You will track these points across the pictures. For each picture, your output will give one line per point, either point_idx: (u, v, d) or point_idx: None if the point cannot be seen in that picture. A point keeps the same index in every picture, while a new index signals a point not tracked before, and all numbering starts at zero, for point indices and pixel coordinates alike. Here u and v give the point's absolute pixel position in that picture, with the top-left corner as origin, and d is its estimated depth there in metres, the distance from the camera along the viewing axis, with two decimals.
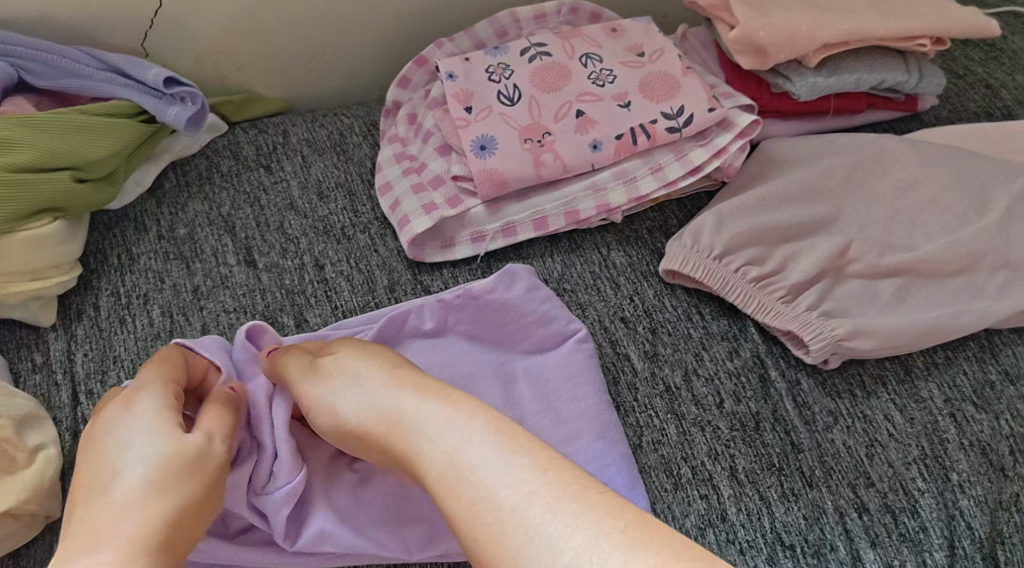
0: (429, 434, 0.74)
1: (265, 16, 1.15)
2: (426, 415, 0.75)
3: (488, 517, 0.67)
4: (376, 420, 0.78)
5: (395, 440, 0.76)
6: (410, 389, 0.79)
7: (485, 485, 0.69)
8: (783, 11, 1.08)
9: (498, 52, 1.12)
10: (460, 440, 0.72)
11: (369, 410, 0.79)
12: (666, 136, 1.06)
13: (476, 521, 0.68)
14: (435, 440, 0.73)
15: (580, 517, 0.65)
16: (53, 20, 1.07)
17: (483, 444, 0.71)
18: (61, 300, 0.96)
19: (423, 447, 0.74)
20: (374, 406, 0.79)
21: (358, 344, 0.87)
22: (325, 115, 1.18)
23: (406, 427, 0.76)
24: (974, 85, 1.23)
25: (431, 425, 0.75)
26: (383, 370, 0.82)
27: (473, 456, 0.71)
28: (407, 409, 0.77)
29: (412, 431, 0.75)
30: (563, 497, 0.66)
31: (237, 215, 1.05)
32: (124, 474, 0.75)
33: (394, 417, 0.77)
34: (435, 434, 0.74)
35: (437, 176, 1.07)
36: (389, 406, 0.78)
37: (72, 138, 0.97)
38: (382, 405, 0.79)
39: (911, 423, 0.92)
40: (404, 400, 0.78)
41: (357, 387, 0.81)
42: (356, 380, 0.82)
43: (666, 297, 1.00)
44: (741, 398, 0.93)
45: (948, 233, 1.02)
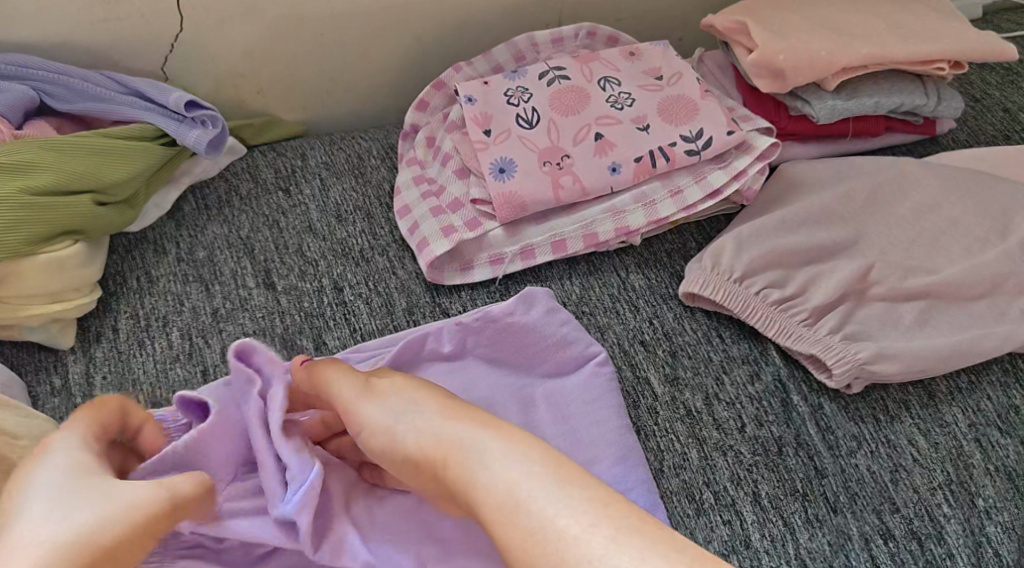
0: (487, 462, 0.73)
1: (286, 38, 1.16)
2: (485, 443, 0.75)
3: (550, 544, 0.68)
4: (434, 444, 0.77)
5: (452, 465, 0.75)
6: (468, 417, 0.78)
7: (546, 516, 0.69)
8: (801, 35, 1.08)
9: (517, 75, 1.12)
10: (514, 467, 0.72)
11: (429, 434, 0.78)
12: (685, 159, 1.06)
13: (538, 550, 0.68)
14: (492, 470, 0.73)
15: (644, 563, 0.66)
16: (76, 44, 1.07)
17: (541, 474, 0.72)
18: (80, 323, 0.96)
19: (478, 474, 0.73)
20: (434, 431, 0.78)
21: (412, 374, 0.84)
22: (343, 138, 1.18)
23: (465, 453, 0.75)
24: (991, 109, 1.23)
25: (491, 454, 0.74)
26: (443, 399, 0.80)
27: (531, 488, 0.71)
28: (463, 436, 0.76)
29: (471, 458, 0.74)
30: (626, 533, 0.68)
31: (255, 237, 1.05)
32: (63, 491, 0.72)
33: (452, 442, 0.76)
34: (495, 463, 0.73)
35: (456, 199, 1.06)
36: (447, 432, 0.77)
37: (93, 162, 0.97)
38: (438, 432, 0.77)
39: (935, 448, 0.91)
40: (465, 427, 0.77)
41: (413, 411, 0.80)
42: (415, 405, 0.80)
43: (686, 320, 1.00)
44: (764, 423, 0.92)
45: (971, 256, 1.01)
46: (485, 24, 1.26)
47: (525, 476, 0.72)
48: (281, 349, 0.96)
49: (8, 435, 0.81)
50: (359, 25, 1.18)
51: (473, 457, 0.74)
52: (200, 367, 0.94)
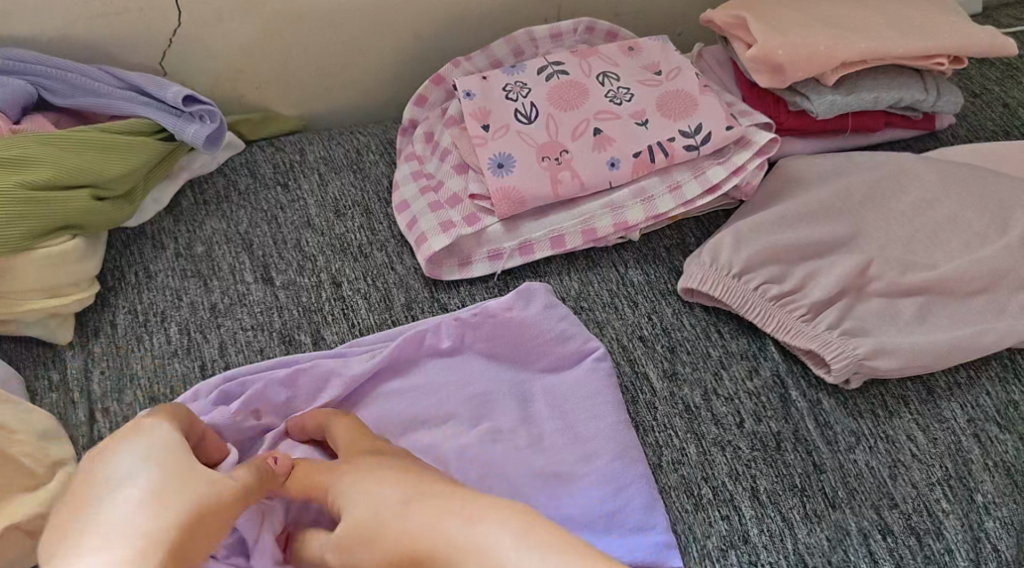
0: (489, 556, 0.69)
1: (284, 33, 1.16)
2: (458, 530, 0.71)
3: None
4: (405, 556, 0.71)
5: (435, 565, 0.70)
6: (430, 500, 0.73)
7: None
8: (800, 30, 1.08)
9: (516, 71, 1.12)
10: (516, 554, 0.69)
11: (394, 545, 0.72)
12: (684, 154, 1.06)
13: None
14: (495, 565, 0.69)
15: None
16: (74, 38, 1.07)
17: (533, 556, 0.69)
18: (78, 318, 0.96)
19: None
20: (401, 537, 0.72)
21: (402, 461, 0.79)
22: (341, 133, 1.18)
23: (443, 552, 0.70)
24: (991, 104, 1.23)
25: (492, 547, 0.69)
26: (398, 492, 0.74)
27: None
28: (457, 535, 0.70)
29: (471, 556, 0.69)
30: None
31: (254, 232, 1.05)
32: (124, 489, 0.72)
33: (426, 543, 0.71)
34: (481, 551, 0.70)
35: (455, 194, 1.06)
36: (441, 531, 0.71)
37: (91, 156, 0.97)
38: (429, 531, 0.71)
39: (934, 443, 0.91)
40: (432, 521, 0.72)
41: (406, 509, 0.73)
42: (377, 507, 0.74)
43: (685, 315, 1.00)
44: (762, 418, 0.92)
45: (970, 251, 1.01)
46: (483, 19, 1.25)
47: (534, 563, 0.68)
48: (280, 345, 0.96)
49: (4, 431, 0.81)
50: (358, 20, 1.18)
51: (472, 550, 0.70)
52: (198, 362, 0.94)
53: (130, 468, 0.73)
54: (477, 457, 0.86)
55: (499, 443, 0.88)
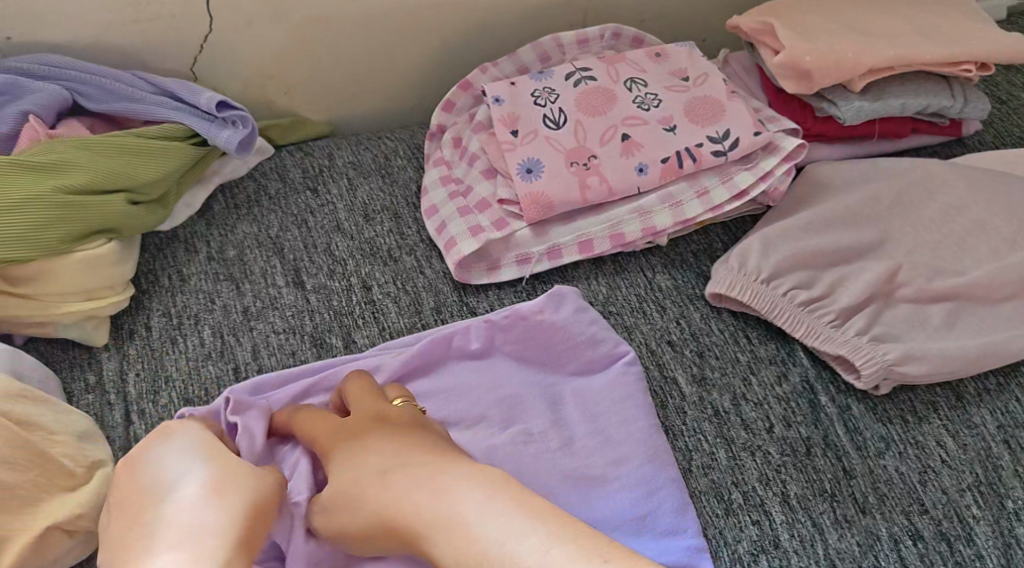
0: (452, 524, 0.69)
1: (313, 39, 1.17)
2: (430, 503, 0.71)
3: None
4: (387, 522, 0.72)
5: (412, 534, 0.71)
6: (412, 472, 0.73)
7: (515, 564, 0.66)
8: (827, 36, 1.09)
9: (544, 76, 1.12)
10: (480, 521, 0.68)
11: (377, 510, 0.73)
12: (711, 159, 1.06)
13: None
14: (455, 531, 0.69)
15: None
16: (107, 44, 1.09)
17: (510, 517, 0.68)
18: (114, 321, 0.97)
19: (447, 544, 0.69)
20: (382, 504, 0.73)
21: (395, 427, 0.80)
22: (369, 138, 1.19)
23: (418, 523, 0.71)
24: (1017, 110, 1.23)
25: (457, 515, 0.69)
26: (387, 462, 0.75)
27: (496, 539, 0.67)
28: (427, 507, 0.71)
29: (436, 526, 0.70)
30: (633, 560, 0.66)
31: (285, 236, 1.06)
32: (179, 494, 0.75)
33: (404, 511, 0.72)
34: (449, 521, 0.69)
35: (483, 199, 1.07)
36: (414, 500, 0.71)
37: (126, 161, 0.98)
38: (404, 498, 0.72)
39: (964, 449, 0.91)
40: (409, 492, 0.72)
41: (390, 477, 0.74)
42: (367, 473, 0.75)
43: (713, 320, 1.00)
44: (792, 423, 0.92)
45: (998, 257, 1.01)
46: (510, 25, 1.26)
47: (497, 530, 0.67)
48: (311, 348, 0.97)
49: (45, 431, 0.82)
50: (386, 26, 1.19)
51: (439, 516, 0.70)
52: (231, 365, 0.95)
53: (177, 470, 0.77)
54: (508, 458, 0.87)
55: (529, 445, 0.88)
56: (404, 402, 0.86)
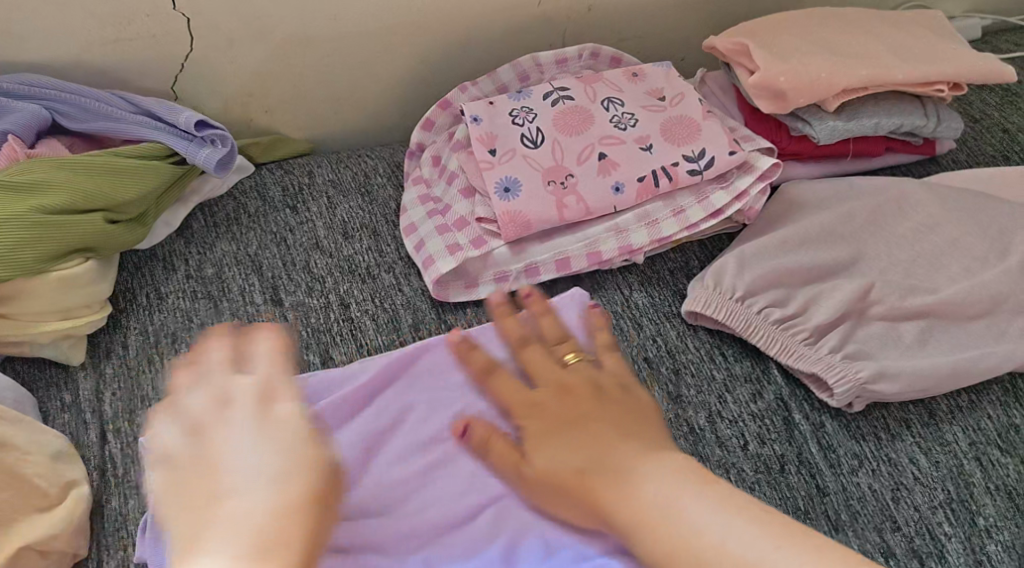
0: (644, 485, 0.71)
1: (295, 59, 1.19)
2: (646, 473, 0.72)
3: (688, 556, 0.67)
4: (582, 470, 0.73)
5: (597, 487, 0.72)
6: (637, 440, 0.75)
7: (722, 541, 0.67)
8: (800, 56, 1.10)
9: (522, 95, 1.12)
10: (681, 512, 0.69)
11: (575, 458, 0.74)
12: (687, 179, 1.07)
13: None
14: (643, 492, 0.70)
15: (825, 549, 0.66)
16: (88, 64, 1.10)
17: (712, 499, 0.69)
18: (90, 339, 0.97)
19: (664, 521, 0.69)
20: (587, 458, 0.73)
21: (602, 395, 0.78)
22: (350, 157, 1.21)
23: (620, 477, 0.72)
24: (990, 129, 1.25)
25: (651, 488, 0.71)
26: (616, 424, 0.76)
27: (710, 520, 0.68)
28: (648, 472, 0.72)
29: (643, 492, 0.71)
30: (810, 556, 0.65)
31: (264, 254, 1.07)
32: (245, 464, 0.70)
33: (610, 468, 0.72)
34: (659, 486, 0.70)
35: (462, 218, 1.07)
36: (629, 460, 0.73)
37: (104, 180, 0.98)
38: (630, 462, 0.73)
39: (936, 467, 0.91)
40: (629, 454, 0.73)
41: (599, 441, 0.74)
42: (573, 428, 0.76)
43: (689, 338, 1.01)
44: (766, 440, 0.93)
45: (970, 275, 1.02)
46: (491, 44, 1.28)
47: (725, 530, 0.67)
48: None
49: (19, 450, 0.82)
50: (366, 45, 1.21)
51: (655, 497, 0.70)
52: None
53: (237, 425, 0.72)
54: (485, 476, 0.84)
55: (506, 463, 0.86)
56: (577, 356, 0.84)
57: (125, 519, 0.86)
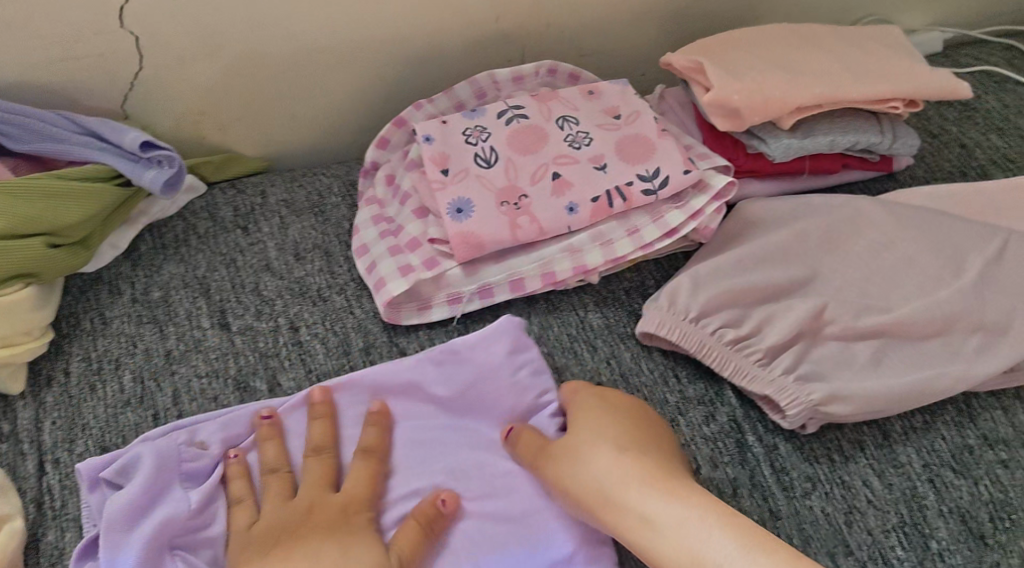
0: (655, 521, 0.82)
1: (249, 77, 1.17)
2: (659, 508, 0.82)
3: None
4: (599, 494, 0.85)
5: (613, 511, 0.83)
6: (643, 467, 0.85)
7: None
8: (755, 74, 1.09)
9: (476, 114, 1.11)
10: (696, 543, 0.79)
11: (602, 481, 0.85)
12: (641, 198, 1.06)
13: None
14: (658, 529, 0.81)
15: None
16: (33, 83, 1.08)
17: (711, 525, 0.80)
18: (31, 367, 0.95)
19: (666, 538, 0.80)
20: (603, 485, 0.85)
21: (623, 413, 0.90)
22: (305, 175, 1.19)
23: (617, 500, 0.84)
24: (948, 144, 1.25)
25: (664, 523, 0.81)
26: (622, 445, 0.87)
27: (714, 550, 0.78)
28: (657, 507, 0.82)
29: (658, 519, 0.81)
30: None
31: (213, 277, 1.05)
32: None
33: (615, 495, 0.84)
34: (671, 523, 0.81)
35: (414, 238, 1.06)
36: (645, 496, 0.83)
37: (45, 204, 0.96)
38: (640, 492, 0.83)
39: (889, 489, 0.91)
40: (641, 483, 0.84)
41: (618, 470, 0.85)
42: (596, 451, 0.87)
43: (643, 360, 1.00)
44: (719, 464, 0.92)
45: (925, 293, 1.01)
46: (449, 60, 1.26)
47: (734, 559, 0.77)
48: (234, 392, 0.95)
49: None
50: (321, 63, 1.19)
51: (671, 530, 0.80)
52: (152, 411, 0.93)
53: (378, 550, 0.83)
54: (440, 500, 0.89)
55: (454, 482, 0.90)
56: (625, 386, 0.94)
57: (62, 553, 0.85)
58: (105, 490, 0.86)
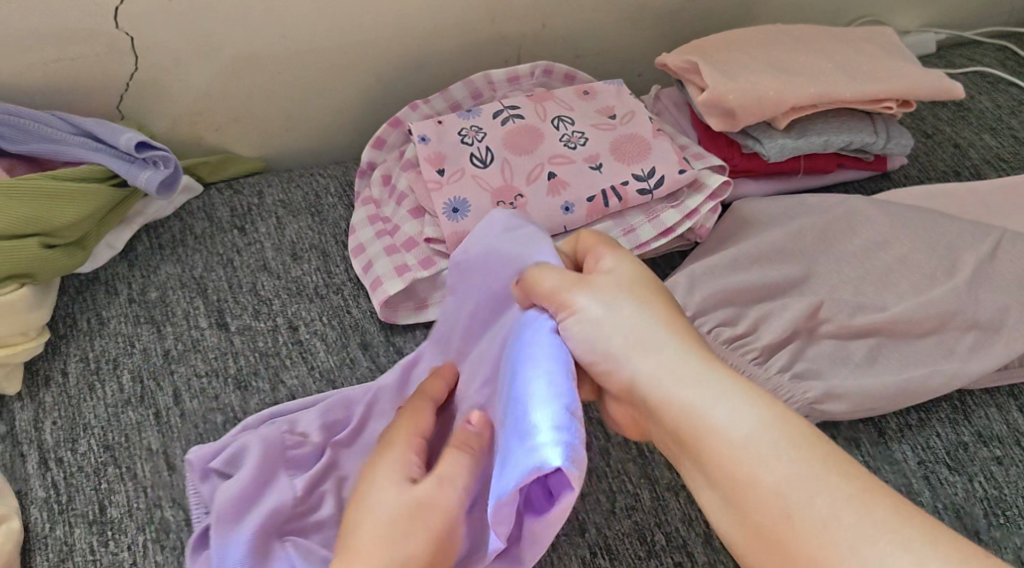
0: (708, 408, 0.69)
1: (245, 78, 1.17)
2: (716, 402, 0.70)
3: (741, 466, 0.67)
4: (635, 346, 0.73)
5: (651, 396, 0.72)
6: (695, 348, 0.73)
7: (778, 476, 0.66)
8: (750, 75, 1.10)
9: (471, 115, 1.12)
10: (716, 412, 0.69)
11: (631, 338, 0.73)
12: (637, 198, 1.06)
13: (713, 464, 0.68)
14: (713, 418, 0.69)
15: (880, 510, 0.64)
16: (28, 85, 1.08)
17: (772, 433, 0.68)
18: (28, 367, 0.95)
19: (714, 440, 0.68)
20: (638, 338, 0.73)
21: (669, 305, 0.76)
22: (302, 175, 1.19)
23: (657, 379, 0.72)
24: (942, 144, 1.26)
25: (715, 415, 0.69)
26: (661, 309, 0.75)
27: (763, 453, 0.67)
28: (713, 393, 0.70)
29: (704, 412, 0.69)
30: (875, 511, 0.64)
31: (210, 277, 1.04)
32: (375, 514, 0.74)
33: (655, 356, 0.73)
34: (726, 415, 0.69)
35: (410, 238, 1.06)
36: (689, 367, 0.72)
37: (40, 205, 0.96)
38: (686, 365, 0.72)
39: (885, 486, 0.91)
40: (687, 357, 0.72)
41: (650, 345, 0.73)
42: (616, 303, 0.75)
43: None
44: None
45: (918, 292, 1.02)
46: (446, 60, 1.27)
47: (794, 480, 0.66)
48: (233, 391, 0.95)
49: None
50: (317, 63, 1.19)
51: (709, 401, 0.70)
52: (152, 410, 0.93)
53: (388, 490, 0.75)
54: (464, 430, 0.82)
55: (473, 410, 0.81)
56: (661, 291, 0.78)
57: (69, 549, 0.84)
58: (214, 478, 0.87)
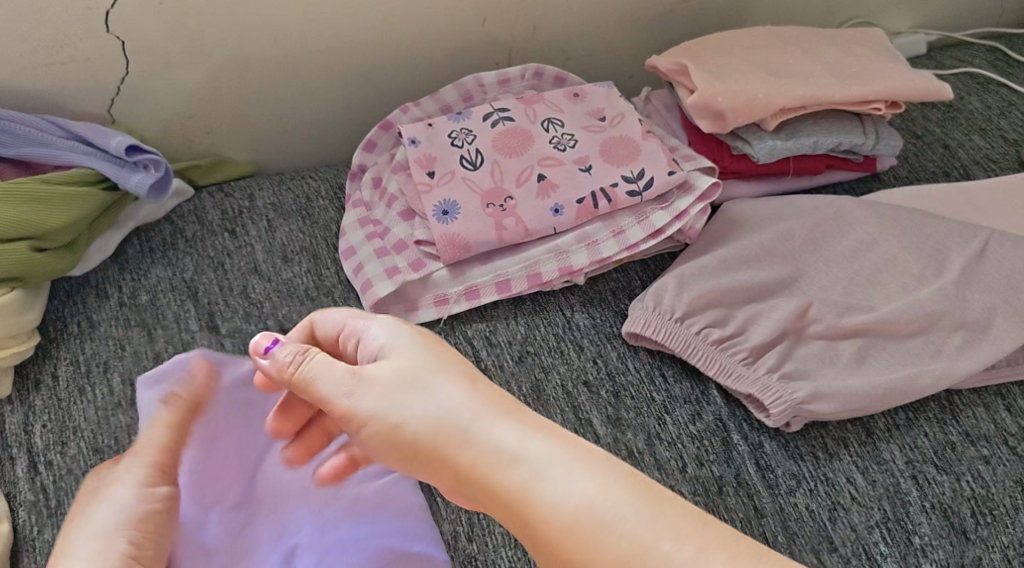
0: (537, 484, 0.67)
1: (235, 81, 1.18)
2: (534, 464, 0.67)
3: (569, 531, 0.65)
4: (435, 433, 0.70)
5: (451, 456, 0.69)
6: (500, 410, 0.70)
7: (627, 536, 0.64)
8: (739, 77, 1.11)
9: (461, 117, 1.12)
10: (564, 478, 0.66)
11: (442, 421, 0.70)
12: (626, 200, 1.06)
13: (544, 541, 0.66)
14: (540, 491, 0.66)
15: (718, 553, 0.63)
16: (20, 88, 1.08)
17: (595, 482, 0.66)
18: (18, 370, 0.95)
19: (538, 511, 0.66)
20: (443, 413, 0.70)
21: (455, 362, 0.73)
22: (293, 178, 1.19)
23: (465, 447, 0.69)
24: (931, 145, 1.27)
25: (531, 481, 0.67)
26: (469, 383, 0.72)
27: (611, 513, 0.65)
28: (517, 463, 0.68)
29: (517, 487, 0.67)
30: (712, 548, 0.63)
31: (200, 280, 1.05)
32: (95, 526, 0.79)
33: (459, 430, 0.70)
34: (554, 476, 0.66)
35: (400, 241, 1.06)
36: (499, 439, 0.69)
37: (32, 207, 0.97)
38: (500, 445, 0.68)
39: (873, 486, 0.91)
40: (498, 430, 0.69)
41: (476, 429, 0.69)
42: (432, 390, 0.71)
43: (629, 359, 1.00)
44: (704, 463, 0.93)
45: (907, 293, 1.02)
46: (436, 63, 1.27)
47: (632, 526, 0.64)
48: None
49: None
50: (308, 66, 1.20)
51: (532, 471, 0.67)
52: None
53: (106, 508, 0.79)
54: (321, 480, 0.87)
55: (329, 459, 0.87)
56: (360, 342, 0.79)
57: None
58: None
